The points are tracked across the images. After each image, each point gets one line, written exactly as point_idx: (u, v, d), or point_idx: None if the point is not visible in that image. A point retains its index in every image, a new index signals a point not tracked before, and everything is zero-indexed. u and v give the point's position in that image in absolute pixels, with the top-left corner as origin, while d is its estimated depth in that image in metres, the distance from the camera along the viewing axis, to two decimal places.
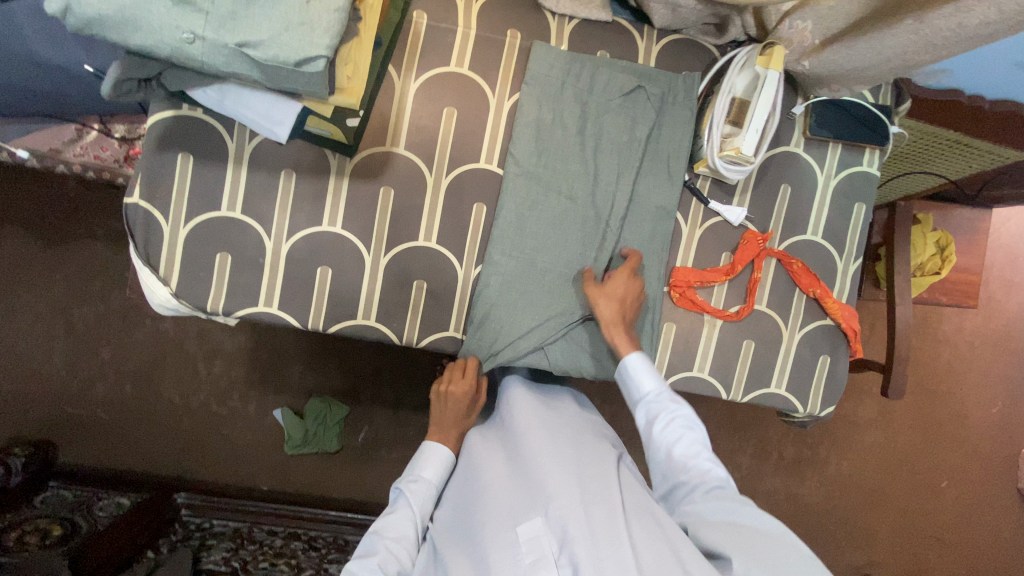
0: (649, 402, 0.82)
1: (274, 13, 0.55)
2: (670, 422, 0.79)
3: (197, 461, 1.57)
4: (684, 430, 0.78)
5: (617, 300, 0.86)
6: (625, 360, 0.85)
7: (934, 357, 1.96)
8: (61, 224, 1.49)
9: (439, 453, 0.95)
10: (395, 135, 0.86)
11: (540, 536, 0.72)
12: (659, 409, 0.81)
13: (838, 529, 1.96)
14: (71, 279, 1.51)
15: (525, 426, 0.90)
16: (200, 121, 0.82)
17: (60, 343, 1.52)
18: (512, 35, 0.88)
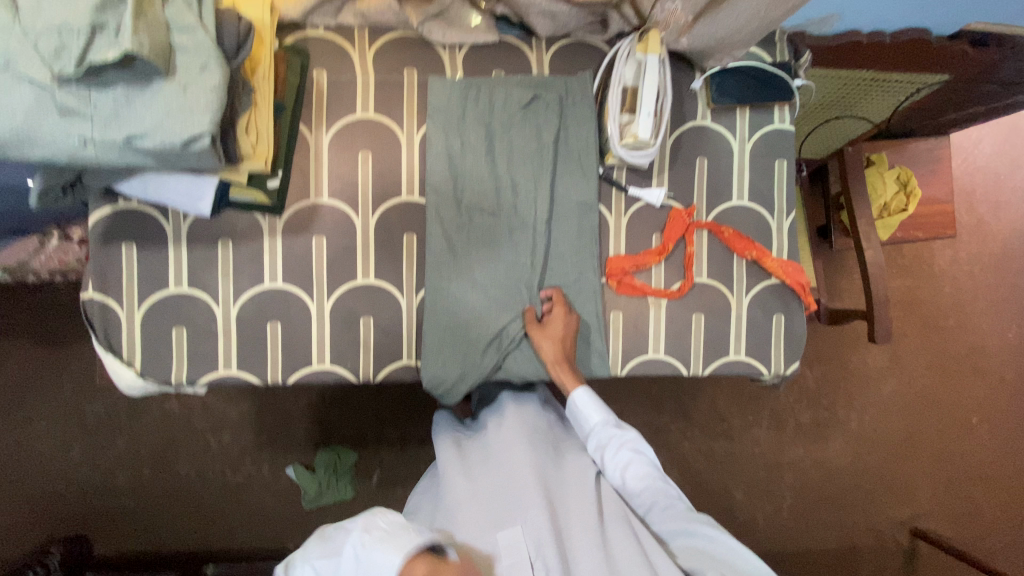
0: (600, 432, 0.89)
1: (154, 105, 0.61)
2: (621, 451, 0.87)
3: (205, 536, 1.55)
4: (635, 456, 0.86)
5: (557, 339, 0.91)
6: (573, 397, 0.90)
7: (935, 293, 1.81)
8: (34, 333, 1.49)
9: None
10: (317, 186, 0.91)
11: (519, 543, 0.80)
12: (609, 438, 0.89)
13: (873, 489, 1.77)
14: (49, 380, 1.50)
15: (499, 430, 0.93)
16: (136, 210, 0.88)
17: (44, 442, 1.50)
18: (409, 73, 0.93)
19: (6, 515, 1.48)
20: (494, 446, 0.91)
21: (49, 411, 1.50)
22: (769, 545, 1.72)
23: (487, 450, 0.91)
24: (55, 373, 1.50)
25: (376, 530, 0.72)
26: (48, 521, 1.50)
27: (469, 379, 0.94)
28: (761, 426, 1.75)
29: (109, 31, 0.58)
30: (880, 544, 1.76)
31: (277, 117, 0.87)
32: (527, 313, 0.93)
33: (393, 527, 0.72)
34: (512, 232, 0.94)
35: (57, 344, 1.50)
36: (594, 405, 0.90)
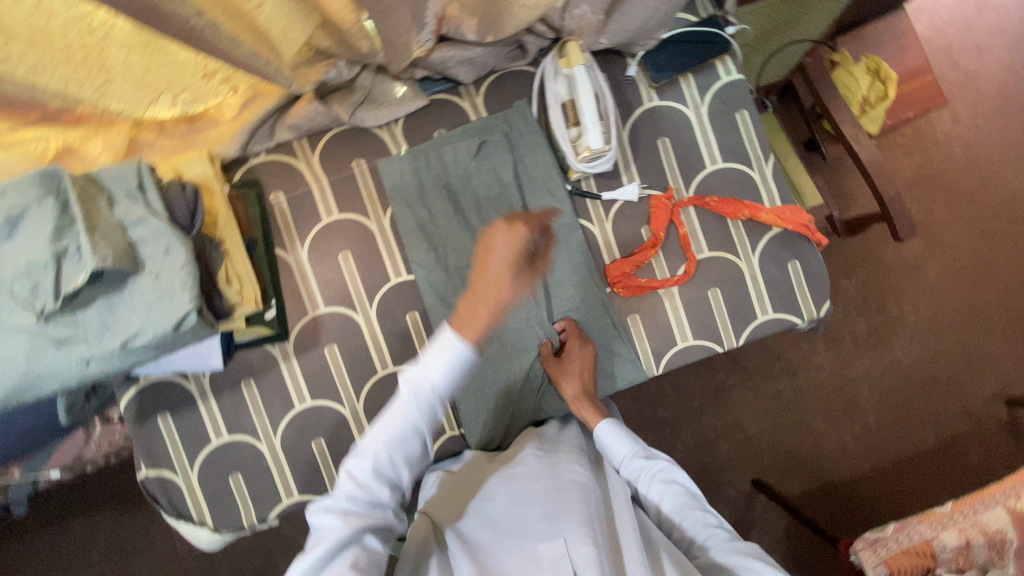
0: (629, 464, 0.85)
1: (137, 303, 0.64)
2: (653, 481, 0.83)
3: None
4: (667, 487, 0.82)
5: (576, 376, 0.91)
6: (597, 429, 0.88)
7: (947, 161, 1.73)
8: (94, 514, 1.48)
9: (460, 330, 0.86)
10: (311, 300, 0.93)
11: (563, 559, 0.66)
12: (639, 471, 0.84)
13: (956, 373, 1.68)
14: (122, 551, 1.49)
15: (540, 450, 0.85)
16: (159, 382, 0.92)
17: None
18: (358, 164, 0.94)
19: None
20: (531, 464, 0.82)
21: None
22: (868, 465, 1.64)
23: (523, 468, 0.82)
24: (126, 543, 1.49)
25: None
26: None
27: (515, 428, 0.95)
28: (819, 351, 1.68)
29: (73, 255, 0.61)
30: (980, 425, 1.65)
31: (253, 252, 0.90)
32: (545, 345, 0.93)
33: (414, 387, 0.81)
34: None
35: (119, 517, 1.49)
36: (620, 436, 0.86)
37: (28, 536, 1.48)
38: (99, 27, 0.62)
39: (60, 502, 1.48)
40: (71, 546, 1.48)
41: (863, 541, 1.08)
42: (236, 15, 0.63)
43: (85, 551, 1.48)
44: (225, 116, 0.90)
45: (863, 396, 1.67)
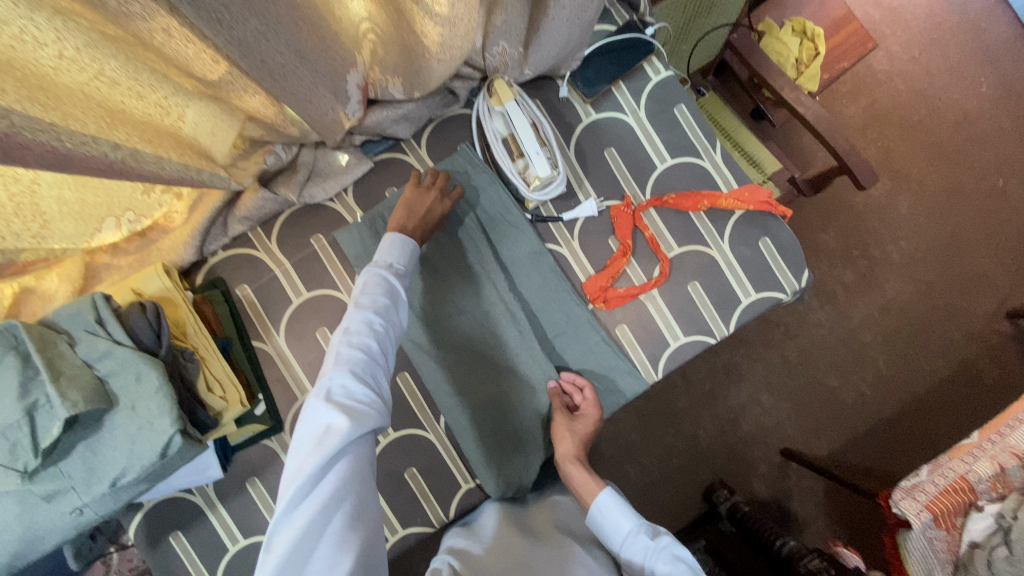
0: (632, 543, 0.77)
1: (119, 438, 0.63)
2: (657, 560, 0.74)
3: None
4: (673, 566, 0.72)
5: (577, 435, 0.87)
6: (596, 503, 0.82)
7: (891, 99, 1.76)
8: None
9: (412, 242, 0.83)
10: (299, 384, 0.92)
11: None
12: (645, 548, 0.76)
13: (952, 300, 1.68)
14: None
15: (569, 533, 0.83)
16: (164, 502, 0.90)
17: None
18: (317, 239, 0.94)
19: None
20: (556, 545, 0.79)
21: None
22: (889, 408, 1.63)
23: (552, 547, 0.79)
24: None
25: (368, 311, 0.71)
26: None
27: (531, 467, 0.92)
28: (815, 309, 1.68)
29: (44, 406, 0.60)
30: (987, 344, 1.66)
31: (229, 351, 0.88)
32: (556, 395, 0.90)
33: (383, 305, 0.72)
34: (495, 314, 0.94)
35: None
36: (620, 509, 0.80)
37: None
38: (23, 177, 0.63)
39: None
40: None
41: (900, 491, 1.13)
42: (156, 131, 0.66)
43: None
44: (176, 223, 0.91)
45: (871, 342, 1.66)
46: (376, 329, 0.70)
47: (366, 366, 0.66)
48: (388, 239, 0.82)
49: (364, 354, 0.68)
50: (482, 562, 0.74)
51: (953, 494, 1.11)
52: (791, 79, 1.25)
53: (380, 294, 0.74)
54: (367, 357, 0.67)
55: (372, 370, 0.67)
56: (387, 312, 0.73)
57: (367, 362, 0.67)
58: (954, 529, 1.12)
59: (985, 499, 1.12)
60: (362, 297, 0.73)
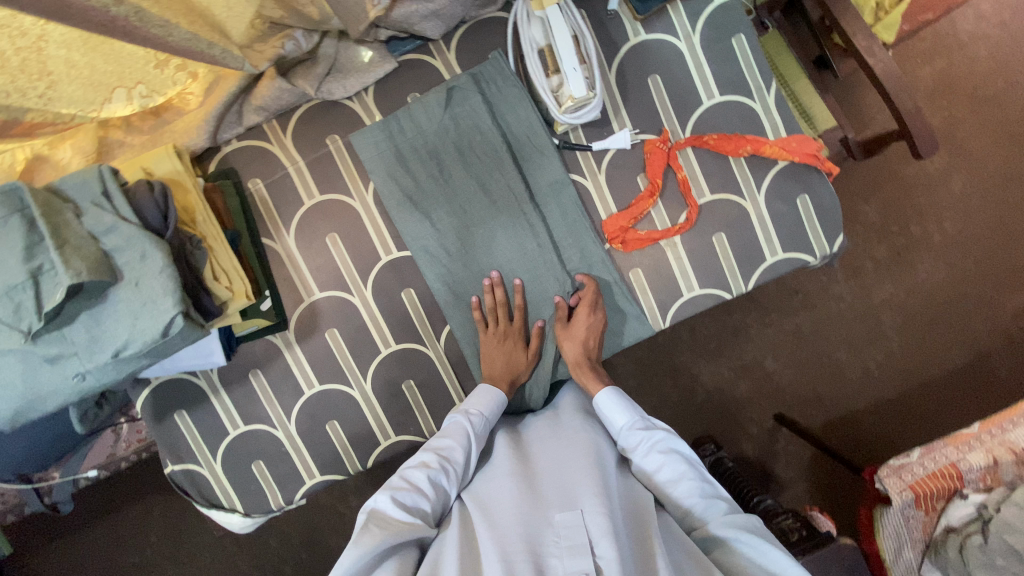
0: (628, 435, 0.82)
1: (121, 312, 0.64)
2: (651, 450, 0.80)
3: None
4: (666, 457, 0.78)
5: (579, 340, 0.88)
6: (597, 400, 0.86)
7: (971, 64, 1.59)
8: (147, 498, 1.60)
9: (496, 393, 0.86)
10: (306, 286, 0.91)
11: (578, 526, 0.63)
12: (638, 441, 0.81)
13: (984, 290, 1.60)
14: (177, 528, 1.60)
15: (568, 425, 0.84)
16: (169, 382, 0.93)
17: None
18: (334, 140, 0.90)
19: None
20: (557, 443, 0.80)
21: (195, 550, 1.61)
22: (894, 390, 1.61)
23: (547, 443, 0.81)
24: (182, 521, 1.61)
25: (428, 453, 0.78)
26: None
27: (540, 382, 0.94)
28: (839, 281, 1.62)
29: (48, 271, 0.61)
30: (1010, 341, 1.60)
31: (238, 244, 0.86)
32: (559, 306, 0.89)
33: (450, 443, 0.79)
34: (515, 235, 0.90)
35: (170, 496, 1.61)
36: (619, 406, 0.84)
37: (92, 522, 1.60)
38: (29, 30, 0.59)
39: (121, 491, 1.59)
40: (142, 523, 1.60)
41: (887, 468, 1.16)
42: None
43: (143, 530, 1.60)
44: (191, 106, 0.86)
45: (887, 323, 1.61)
46: (435, 464, 0.76)
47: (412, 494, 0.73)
48: (480, 389, 0.88)
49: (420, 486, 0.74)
50: (487, 486, 0.77)
51: (940, 478, 1.13)
52: (866, 25, 1.12)
53: (451, 431, 0.81)
54: (415, 489, 0.73)
55: (418, 501, 0.73)
56: (451, 456, 0.79)
57: (415, 495, 0.73)
58: (932, 512, 1.14)
59: (971, 488, 1.12)
60: (432, 441, 0.81)
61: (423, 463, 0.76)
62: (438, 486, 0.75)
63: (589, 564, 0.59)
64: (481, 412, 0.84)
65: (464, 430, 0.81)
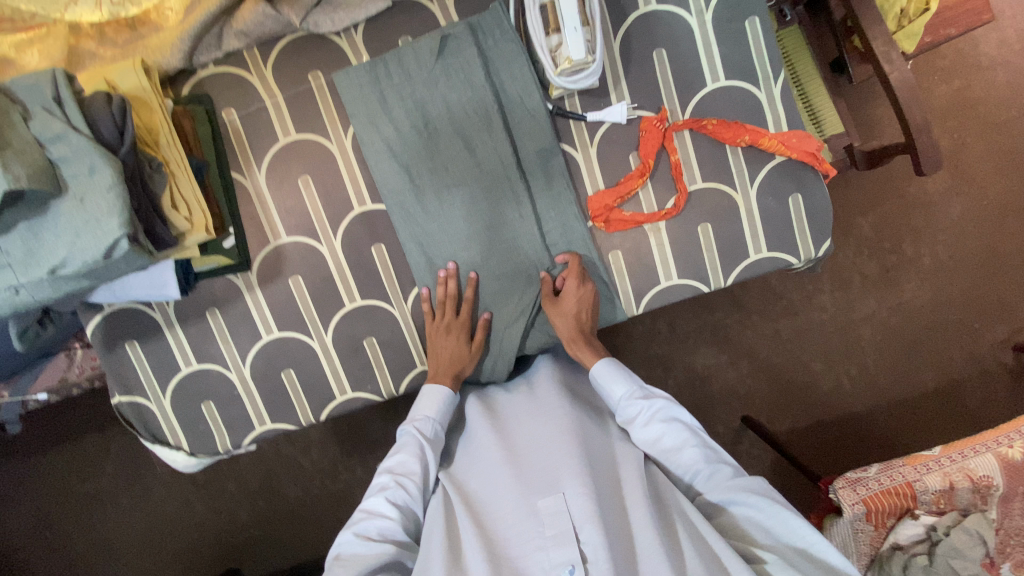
0: (627, 405, 0.82)
1: (62, 227, 0.60)
2: (652, 421, 0.80)
3: None
4: (667, 427, 0.78)
5: (572, 315, 0.85)
6: (592, 372, 0.85)
7: (988, 88, 1.55)
8: (105, 430, 1.58)
9: (439, 391, 0.85)
10: (273, 228, 0.88)
11: (561, 512, 0.68)
12: (637, 412, 0.81)
13: (967, 317, 1.60)
14: (133, 461, 1.59)
15: (544, 396, 0.84)
16: (122, 310, 0.90)
17: (160, 513, 1.61)
18: (316, 77, 0.85)
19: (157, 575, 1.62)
20: (533, 410, 0.82)
21: (150, 487, 1.60)
22: (862, 406, 1.62)
23: (526, 416, 0.82)
24: (139, 456, 1.60)
25: (383, 476, 0.79)
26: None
27: (505, 355, 0.91)
28: (824, 291, 1.61)
29: None
30: (983, 371, 1.61)
31: (204, 175, 0.82)
32: (546, 282, 0.87)
33: (403, 460, 0.80)
34: (496, 200, 0.86)
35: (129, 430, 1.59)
36: (617, 375, 0.83)
37: (47, 447, 1.58)
38: None
39: (80, 418, 1.57)
40: (100, 452, 1.58)
41: (843, 480, 1.17)
42: None
43: (99, 459, 1.59)
44: (169, 22, 0.81)
45: (866, 340, 1.61)
46: (391, 487, 0.78)
47: (373, 523, 0.75)
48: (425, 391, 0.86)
49: (381, 511, 0.76)
50: (470, 472, 0.81)
51: (894, 496, 1.14)
52: (887, 30, 1.09)
53: (403, 447, 0.82)
54: (376, 516, 0.75)
55: (382, 527, 0.75)
56: (406, 471, 0.79)
57: (379, 522, 0.75)
58: (882, 528, 1.16)
59: (923, 510, 1.15)
60: (385, 461, 0.81)
61: (381, 489, 0.78)
62: (400, 506, 0.77)
63: (575, 554, 0.65)
64: (431, 416, 0.84)
65: (414, 442, 0.82)
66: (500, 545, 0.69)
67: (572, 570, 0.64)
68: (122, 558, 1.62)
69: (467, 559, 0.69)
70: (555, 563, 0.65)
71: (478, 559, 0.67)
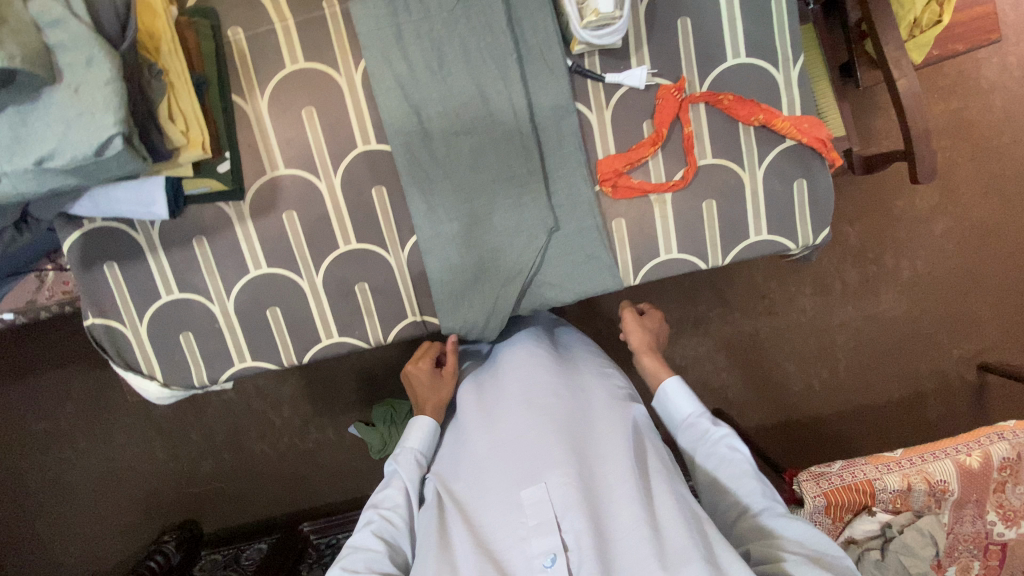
0: (694, 424, 0.85)
1: (53, 117, 0.56)
2: (714, 445, 0.81)
3: (310, 493, 1.61)
4: (727, 454, 0.79)
5: (644, 334, 0.98)
6: (664, 386, 0.89)
7: (984, 113, 1.59)
8: (68, 368, 1.52)
9: (422, 421, 0.88)
10: (271, 158, 0.85)
11: (544, 501, 0.69)
12: (702, 433, 0.83)
13: (936, 332, 1.66)
14: (96, 401, 1.54)
15: (528, 377, 0.84)
16: (104, 228, 0.86)
17: (120, 455, 1.56)
18: (330, 4, 0.82)
19: (113, 517, 1.58)
20: (516, 394, 0.82)
21: (111, 429, 1.55)
22: (830, 409, 1.67)
23: (508, 400, 0.83)
24: (101, 396, 1.54)
25: (370, 511, 0.80)
26: (146, 524, 1.59)
27: (499, 313, 0.90)
28: (806, 294, 1.63)
29: None
30: (945, 384, 1.68)
31: (204, 92, 0.79)
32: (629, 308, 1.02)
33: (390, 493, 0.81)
34: (504, 155, 0.84)
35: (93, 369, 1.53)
36: (689, 395, 0.86)
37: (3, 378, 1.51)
38: None
39: (42, 350, 1.51)
40: (61, 388, 1.52)
41: (808, 473, 1.24)
42: None
43: (58, 396, 1.53)
44: None
45: (840, 345, 1.65)
46: (378, 520, 0.78)
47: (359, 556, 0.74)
48: (412, 424, 0.89)
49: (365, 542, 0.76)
50: (458, 461, 0.81)
51: (854, 492, 1.21)
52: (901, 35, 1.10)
53: (391, 480, 0.83)
54: (362, 549, 0.75)
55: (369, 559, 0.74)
56: (392, 503, 0.81)
57: (364, 555, 0.74)
58: (840, 522, 1.23)
59: (880, 507, 1.22)
60: (372, 498, 0.83)
61: (368, 521, 0.79)
62: (388, 539, 0.77)
63: (557, 543, 0.67)
64: (414, 445, 0.86)
65: (397, 474, 0.83)
66: (487, 536, 0.71)
67: (553, 558, 0.66)
68: (77, 499, 1.57)
69: (455, 550, 0.70)
70: (538, 552, 0.67)
71: (466, 551, 0.69)
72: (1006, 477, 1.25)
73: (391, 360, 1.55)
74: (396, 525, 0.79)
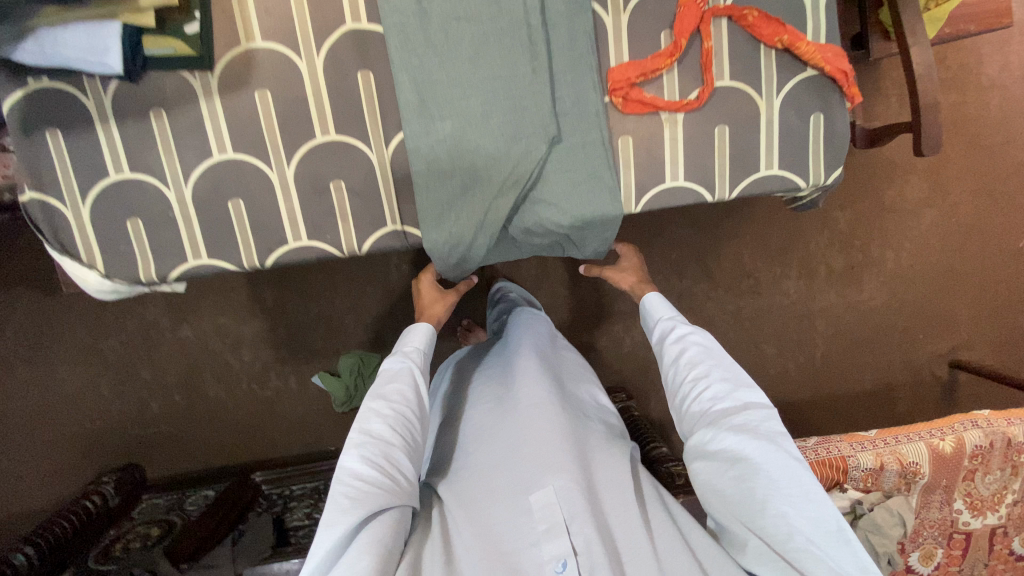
0: (664, 324, 0.88)
1: None
2: (678, 335, 0.84)
3: (263, 441, 1.51)
4: (689, 348, 0.80)
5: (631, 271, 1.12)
6: (646, 297, 0.97)
7: (984, 109, 1.55)
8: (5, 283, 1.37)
9: (422, 328, 0.90)
10: (247, 27, 0.75)
11: (553, 504, 0.66)
12: (670, 328, 0.86)
13: (914, 325, 1.65)
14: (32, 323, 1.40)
15: (530, 379, 0.81)
16: (48, 90, 0.75)
17: (56, 384, 1.43)
18: None
19: (44, 451, 1.45)
20: (517, 395, 0.79)
21: (48, 354, 1.41)
22: (803, 393, 1.66)
23: (511, 399, 0.79)
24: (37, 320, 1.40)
25: (378, 401, 0.74)
26: (83, 463, 1.47)
27: (488, 229, 0.82)
28: (790, 277, 1.60)
29: None
30: (917, 378, 1.69)
31: None
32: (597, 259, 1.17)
33: (401, 390, 0.77)
34: (507, 50, 0.77)
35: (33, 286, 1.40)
36: (664, 304, 0.92)
37: None
38: None
39: None
40: None
41: None
42: None
43: None
44: None
45: (819, 331, 1.63)
46: (390, 413, 0.73)
47: (376, 447, 0.68)
48: (412, 328, 0.90)
49: (378, 435, 0.69)
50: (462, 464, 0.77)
51: (828, 467, 1.19)
52: None
53: (394, 381, 0.79)
54: (376, 439, 0.69)
55: (387, 453, 0.68)
56: (401, 397, 0.76)
57: (381, 445, 0.68)
58: None
59: (851, 484, 1.20)
60: (376, 389, 0.77)
61: (377, 410, 0.72)
62: (405, 433, 0.72)
63: (567, 547, 0.63)
64: (409, 357, 0.83)
65: (408, 365, 0.81)
66: (495, 541, 0.66)
67: (564, 564, 0.63)
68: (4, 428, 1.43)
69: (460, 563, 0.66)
70: (548, 557, 0.64)
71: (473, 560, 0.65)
72: (976, 466, 1.23)
73: (361, 305, 1.46)
74: (413, 419, 0.74)
